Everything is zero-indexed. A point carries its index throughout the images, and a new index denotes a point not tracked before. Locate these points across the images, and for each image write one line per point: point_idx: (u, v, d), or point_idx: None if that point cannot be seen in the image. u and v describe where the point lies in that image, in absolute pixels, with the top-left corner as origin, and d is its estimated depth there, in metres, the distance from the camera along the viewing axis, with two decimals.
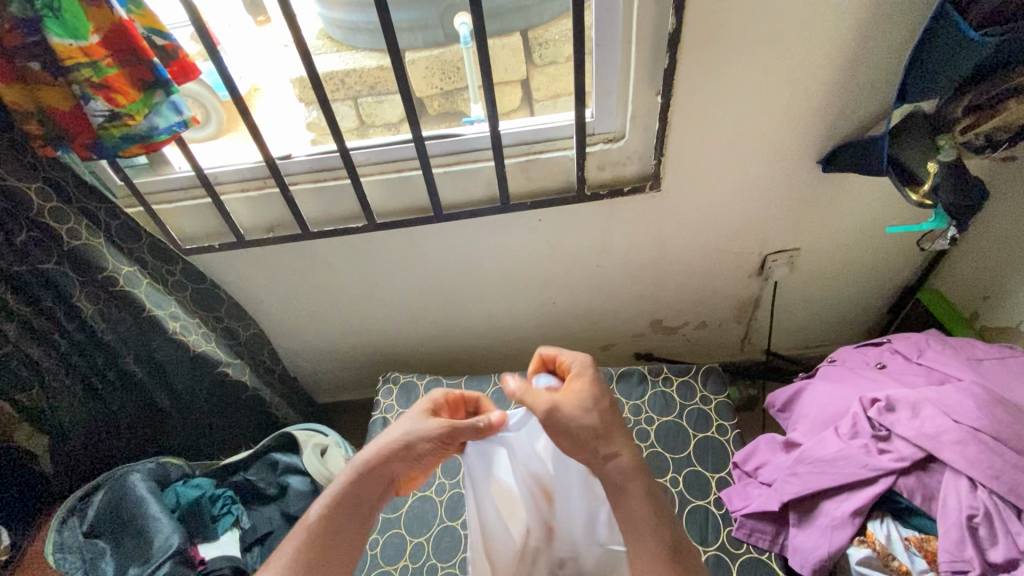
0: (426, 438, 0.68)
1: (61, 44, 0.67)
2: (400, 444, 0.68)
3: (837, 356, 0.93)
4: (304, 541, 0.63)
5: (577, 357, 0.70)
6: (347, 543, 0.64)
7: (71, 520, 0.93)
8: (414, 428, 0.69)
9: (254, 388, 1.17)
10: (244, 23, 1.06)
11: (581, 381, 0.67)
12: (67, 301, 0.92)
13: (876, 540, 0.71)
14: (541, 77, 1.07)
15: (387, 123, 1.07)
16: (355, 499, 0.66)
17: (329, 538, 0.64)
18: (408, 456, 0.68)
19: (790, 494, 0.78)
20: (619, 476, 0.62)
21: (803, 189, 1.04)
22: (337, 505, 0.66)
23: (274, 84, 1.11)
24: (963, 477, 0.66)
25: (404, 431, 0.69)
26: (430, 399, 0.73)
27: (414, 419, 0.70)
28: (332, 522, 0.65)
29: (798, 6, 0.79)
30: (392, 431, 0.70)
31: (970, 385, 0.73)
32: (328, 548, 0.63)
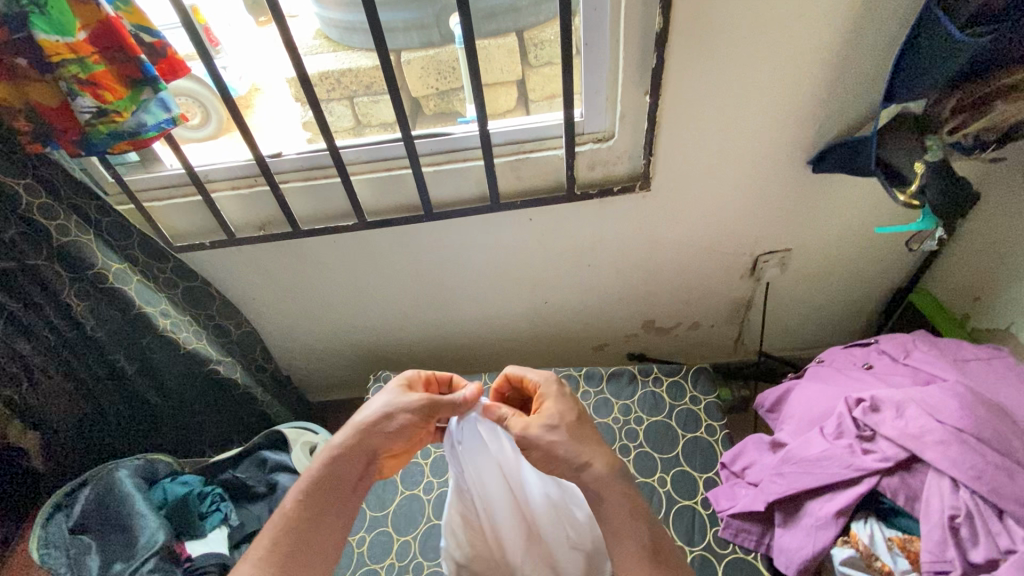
0: (403, 411, 0.71)
1: (48, 40, 0.68)
2: (376, 419, 0.70)
3: (824, 356, 0.93)
4: (283, 527, 0.64)
5: (542, 375, 0.75)
6: (326, 523, 0.65)
7: (57, 515, 0.92)
8: (390, 403, 0.72)
9: (246, 386, 1.16)
10: (245, 23, 1.06)
11: (548, 396, 0.72)
12: (56, 297, 0.92)
13: (859, 540, 0.71)
14: (538, 77, 1.06)
15: (384, 123, 1.08)
16: (334, 478, 0.67)
17: (310, 518, 0.65)
18: (385, 431, 0.70)
19: (775, 494, 0.78)
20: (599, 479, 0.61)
21: (793, 189, 1.04)
22: (317, 485, 0.67)
23: (274, 84, 1.12)
24: (946, 477, 0.66)
25: (380, 406, 0.71)
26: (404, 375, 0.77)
27: (390, 396, 0.73)
28: (309, 504, 0.65)
29: (786, 7, 0.80)
30: (367, 408, 0.72)
31: (954, 386, 0.73)
32: (310, 530, 0.64)
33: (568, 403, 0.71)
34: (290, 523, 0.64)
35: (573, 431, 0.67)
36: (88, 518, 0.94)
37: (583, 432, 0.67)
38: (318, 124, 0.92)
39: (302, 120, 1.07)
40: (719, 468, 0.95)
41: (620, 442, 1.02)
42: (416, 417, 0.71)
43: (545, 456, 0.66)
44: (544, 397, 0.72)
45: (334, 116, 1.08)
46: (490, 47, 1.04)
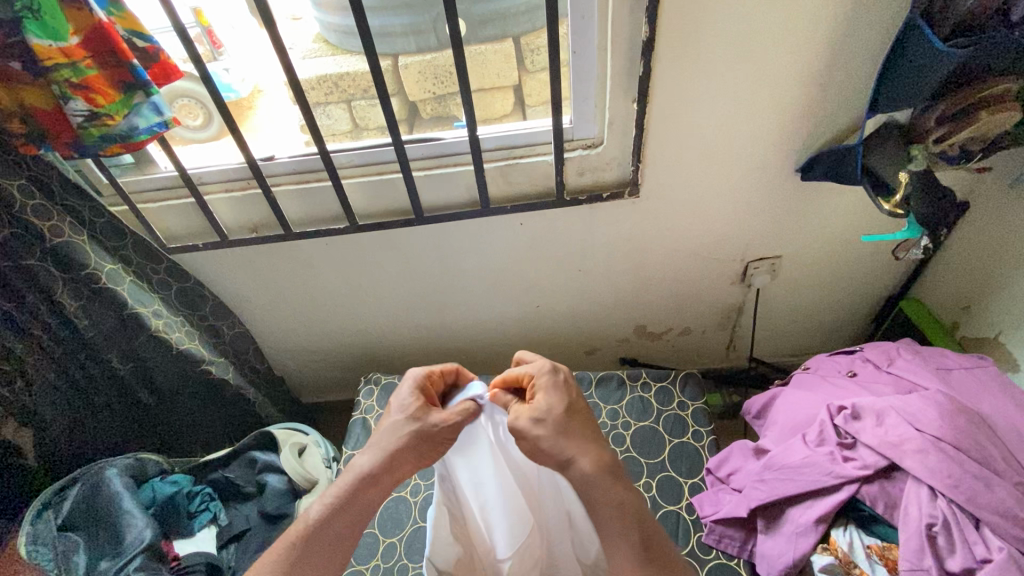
0: (431, 435, 0.67)
1: (42, 45, 0.69)
2: (405, 443, 0.66)
3: (810, 363, 0.93)
4: (301, 554, 0.62)
5: (537, 363, 0.70)
6: (346, 546, 0.64)
7: (46, 513, 0.92)
8: (418, 425, 0.67)
9: (238, 386, 1.18)
10: (247, 25, 1.04)
11: (541, 386, 0.68)
12: (49, 296, 0.93)
13: (839, 548, 0.71)
14: (534, 82, 1.05)
15: (381, 127, 1.09)
16: (356, 502, 0.65)
17: (327, 546, 0.62)
18: (414, 454, 0.67)
19: (757, 501, 0.78)
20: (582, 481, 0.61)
21: (782, 197, 1.05)
22: (338, 512, 0.64)
23: (276, 87, 1.10)
24: (924, 486, 0.67)
25: (410, 429, 0.67)
26: (418, 384, 0.71)
27: (417, 419, 0.67)
28: (331, 528, 0.63)
29: (772, 18, 0.80)
30: (394, 430, 0.67)
31: (934, 394, 0.73)
32: (327, 554, 0.62)
33: (562, 393, 0.67)
34: (310, 549, 0.62)
35: (559, 424, 0.64)
36: (75, 516, 0.94)
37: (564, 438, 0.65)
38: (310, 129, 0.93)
39: (298, 122, 1.07)
40: (704, 473, 0.95)
41: None
42: (441, 441, 0.68)
43: (531, 450, 0.65)
44: (537, 387, 0.68)
45: (332, 119, 1.10)
46: (486, 53, 1.03)
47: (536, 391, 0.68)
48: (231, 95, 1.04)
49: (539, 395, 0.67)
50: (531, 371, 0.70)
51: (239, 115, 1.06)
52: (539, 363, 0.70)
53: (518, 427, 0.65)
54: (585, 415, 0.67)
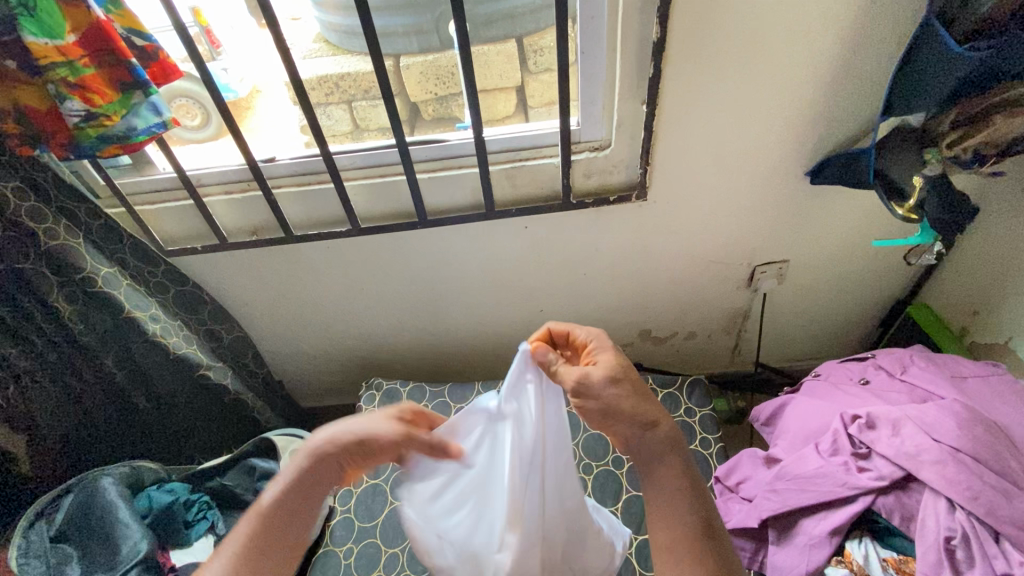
0: (381, 436, 0.63)
1: (36, 43, 0.67)
2: (359, 444, 0.63)
3: (821, 370, 0.92)
4: (251, 528, 0.60)
5: (587, 331, 0.69)
6: (285, 541, 0.60)
7: (38, 524, 0.90)
8: (372, 426, 0.64)
9: (237, 392, 1.16)
10: (245, 25, 1.02)
11: (598, 351, 0.67)
12: (44, 300, 0.91)
13: (854, 560, 0.70)
14: (537, 84, 1.05)
15: (382, 128, 1.08)
16: (309, 491, 0.63)
17: (279, 525, 0.61)
18: (364, 457, 0.64)
19: (769, 511, 0.76)
20: (656, 443, 0.62)
21: (790, 201, 1.03)
22: (291, 494, 0.62)
23: (275, 86, 1.09)
24: (942, 498, 0.65)
25: (365, 428, 0.64)
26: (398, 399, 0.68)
27: (376, 420, 0.65)
28: (277, 519, 0.61)
29: (784, 19, 0.79)
30: (355, 423, 0.64)
31: (951, 404, 0.71)
32: (279, 532, 0.60)
33: (618, 356, 0.67)
34: (264, 524, 0.60)
35: (633, 382, 0.64)
36: (70, 526, 0.92)
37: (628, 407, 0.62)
38: (312, 131, 0.91)
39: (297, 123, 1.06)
40: (713, 483, 0.94)
41: None
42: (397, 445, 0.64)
43: (602, 409, 0.62)
44: (594, 351, 0.67)
45: (333, 120, 1.08)
46: (489, 53, 1.02)
47: (593, 355, 0.67)
48: (231, 95, 1.03)
49: (598, 359, 0.66)
50: (586, 338, 0.69)
51: (238, 115, 1.04)
52: (596, 330, 0.69)
53: (589, 380, 0.63)
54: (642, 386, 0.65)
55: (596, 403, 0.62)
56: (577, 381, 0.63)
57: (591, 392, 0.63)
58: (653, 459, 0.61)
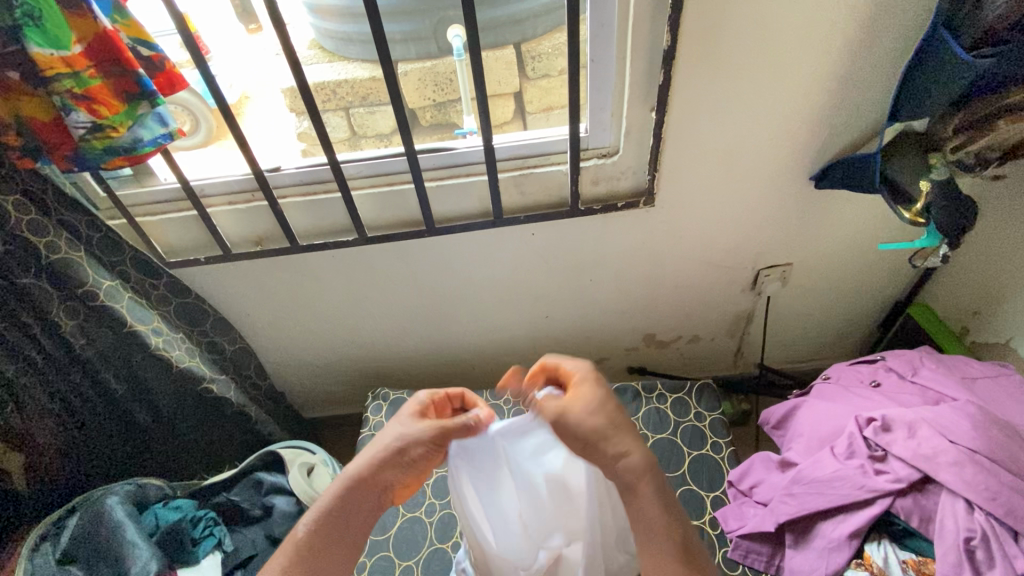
0: (412, 440, 0.66)
1: (42, 53, 0.65)
2: (395, 452, 0.65)
3: (830, 372, 0.93)
4: (293, 562, 0.60)
5: (576, 362, 0.68)
6: (333, 566, 0.61)
7: (43, 546, 0.87)
8: (405, 434, 0.66)
9: (239, 404, 1.14)
10: (234, 31, 1.08)
11: (583, 383, 0.65)
12: (44, 316, 0.88)
13: (873, 563, 0.70)
14: (534, 90, 1.09)
15: (379, 134, 1.13)
16: (349, 510, 0.63)
17: (323, 551, 0.61)
18: (399, 466, 0.65)
19: (786, 515, 0.77)
20: (627, 473, 0.59)
21: (794, 205, 1.04)
22: (331, 518, 0.62)
23: (264, 93, 1.14)
24: (960, 498, 0.66)
25: (397, 437, 0.66)
26: (417, 400, 0.72)
27: (405, 424, 0.68)
28: (319, 544, 0.61)
29: (792, 26, 0.80)
30: (385, 437, 0.67)
31: (965, 405, 0.72)
32: (325, 557, 0.61)
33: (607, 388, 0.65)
34: (305, 556, 0.60)
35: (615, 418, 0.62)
36: (76, 548, 0.89)
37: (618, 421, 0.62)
38: (319, 140, 0.90)
39: (296, 130, 1.09)
40: (726, 487, 0.94)
41: None
42: (430, 448, 0.67)
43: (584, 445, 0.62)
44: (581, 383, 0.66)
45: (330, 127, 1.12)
46: (488, 60, 1.06)
47: (577, 387, 0.65)
48: (217, 101, 0.99)
49: (581, 391, 0.64)
50: (574, 368, 0.68)
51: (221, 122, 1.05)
52: (584, 360, 0.68)
53: (568, 420, 0.62)
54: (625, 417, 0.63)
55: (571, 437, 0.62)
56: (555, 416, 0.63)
57: (568, 429, 0.63)
58: (628, 488, 0.60)
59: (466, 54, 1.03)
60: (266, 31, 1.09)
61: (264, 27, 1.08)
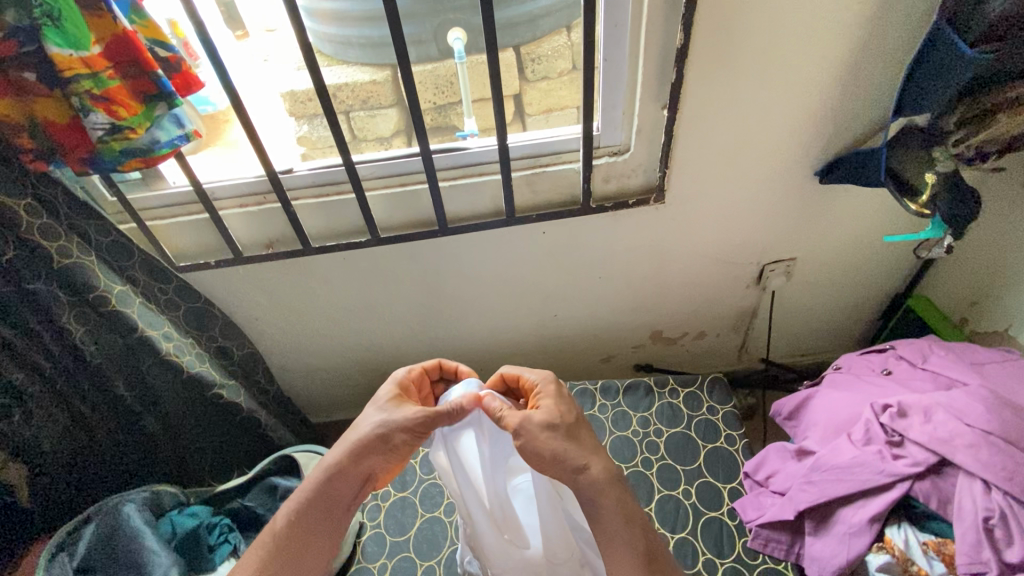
0: (391, 426, 0.67)
1: (60, 54, 0.64)
2: (373, 439, 0.67)
3: (841, 363, 0.96)
4: (274, 543, 0.66)
5: (538, 375, 0.72)
6: (312, 546, 0.67)
7: (59, 556, 0.85)
8: (383, 421, 0.68)
9: (249, 410, 1.12)
10: (224, 36, 1.05)
11: (544, 396, 0.69)
12: (54, 322, 0.87)
13: (894, 546, 0.72)
14: (534, 91, 1.11)
15: (380, 137, 1.12)
16: (326, 497, 0.67)
17: (301, 534, 0.67)
18: (378, 450, 0.68)
19: (806, 503, 0.78)
20: (592, 486, 0.63)
21: (800, 200, 1.07)
22: (309, 504, 0.67)
23: (260, 98, 1.08)
24: (977, 480, 0.68)
25: (375, 426, 0.68)
26: (396, 382, 0.73)
27: (383, 411, 0.69)
28: (298, 529, 0.67)
29: (799, 26, 0.82)
30: (362, 423, 0.69)
31: (978, 389, 0.75)
32: (305, 538, 0.66)
33: (565, 404, 0.69)
34: (283, 539, 0.66)
35: (571, 432, 0.66)
36: (93, 557, 0.88)
37: (579, 433, 0.66)
38: (336, 142, 0.90)
39: (296, 135, 1.08)
40: (742, 478, 0.95)
41: (642, 455, 1.02)
42: (411, 434, 0.68)
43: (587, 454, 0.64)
44: (542, 396, 0.69)
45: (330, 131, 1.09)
46: None
47: (538, 399, 0.69)
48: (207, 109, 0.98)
49: (542, 403, 0.68)
50: (536, 380, 0.72)
51: (218, 127, 1.04)
52: (545, 372, 0.73)
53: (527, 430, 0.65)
54: (586, 430, 0.67)
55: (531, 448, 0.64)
56: (519, 424, 0.65)
57: (527, 436, 0.65)
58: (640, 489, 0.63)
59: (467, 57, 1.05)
60: (255, 36, 1.11)
61: (251, 33, 1.10)
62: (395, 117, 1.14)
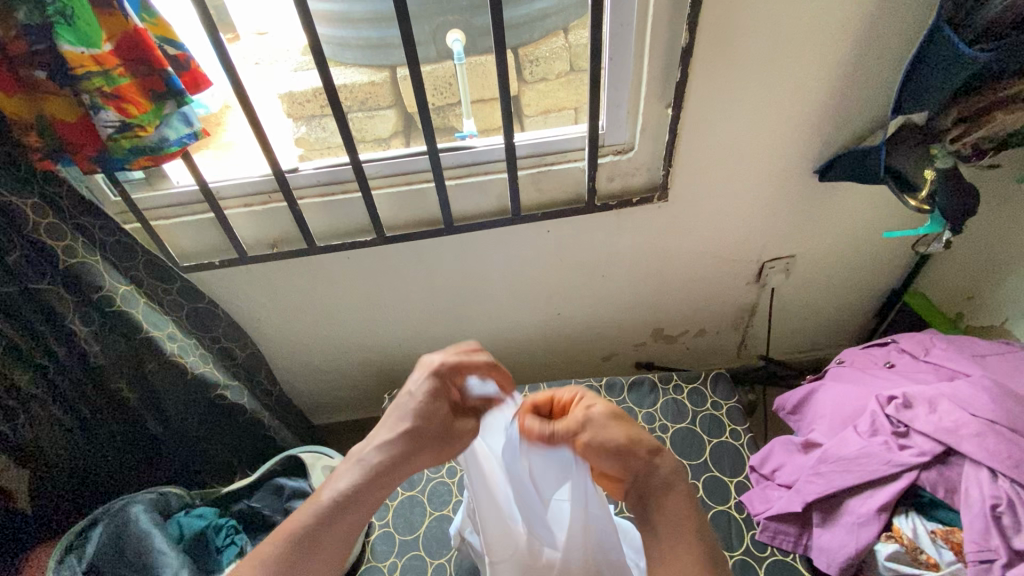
0: (434, 429, 0.66)
1: (73, 52, 0.64)
2: (422, 445, 0.65)
3: (844, 357, 0.98)
4: (299, 543, 0.58)
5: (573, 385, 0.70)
6: (334, 551, 0.59)
7: (69, 558, 0.85)
8: (433, 429, 0.66)
9: (254, 411, 1.10)
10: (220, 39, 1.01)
11: (590, 397, 0.66)
12: (58, 323, 0.86)
13: (903, 535, 0.73)
14: (533, 92, 1.11)
15: (379, 138, 1.12)
16: (358, 497, 0.61)
17: (329, 536, 0.59)
18: (419, 454, 0.64)
19: (814, 494, 0.80)
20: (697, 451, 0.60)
21: (801, 197, 1.08)
22: (341, 505, 0.60)
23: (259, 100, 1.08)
24: (984, 468, 0.69)
25: (425, 433, 0.65)
26: (440, 381, 0.68)
27: (432, 417, 0.66)
28: (326, 528, 0.59)
29: (802, 25, 0.83)
30: (409, 428, 0.65)
31: (981, 379, 0.77)
32: (331, 541, 0.59)
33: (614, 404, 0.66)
34: (309, 539, 0.58)
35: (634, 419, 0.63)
36: (102, 558, 0.87)
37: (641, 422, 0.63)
38: (343, 141, 0.90)
39: (293, 136, 1.09)
40: (748, 472, 0.96)
41: None
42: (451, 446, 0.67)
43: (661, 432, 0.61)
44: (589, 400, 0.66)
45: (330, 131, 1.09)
46: (486, 64, 1.09)
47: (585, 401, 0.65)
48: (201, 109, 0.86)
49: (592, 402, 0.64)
50: (573, 390, 0.69)
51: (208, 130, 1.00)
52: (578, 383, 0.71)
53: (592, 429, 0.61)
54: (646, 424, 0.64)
55: (598, 442, 0.60)
56: (581, 420, 0.62)
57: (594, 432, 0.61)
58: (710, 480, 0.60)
59: (466, 58, 1.07)
60: (247, 39, 1.07)
61: (242, 37, 1.06)
62: (393, 118, 1.14)
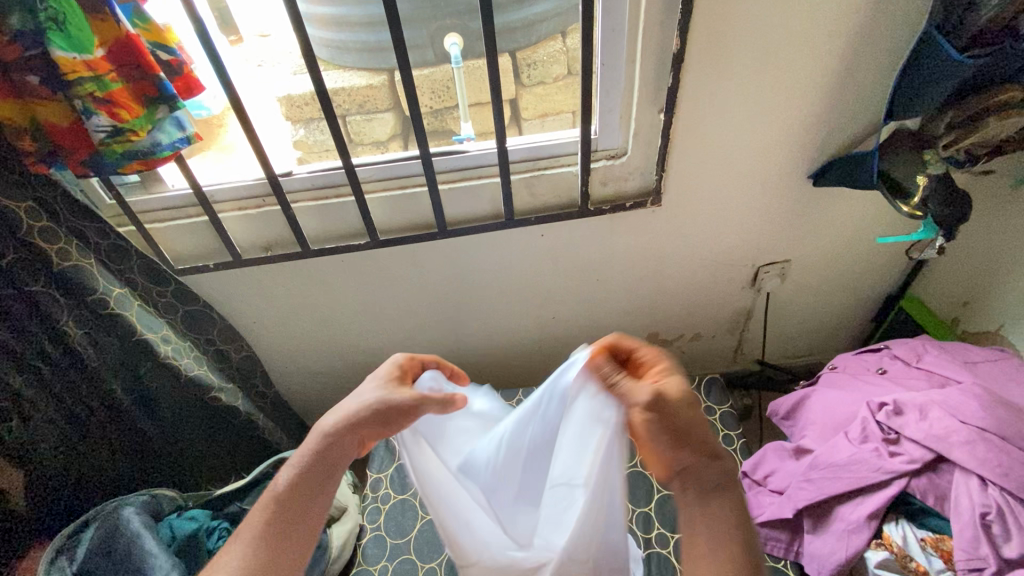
0: (390, 406, 0.64)
1: (64, 57, 0.64)
2: (371, 413, 0.63)
3: (836, 362, 0.97)
4: (269, 512, 0.59)
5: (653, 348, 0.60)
6: (304, 521, 0.59)
7: (59, 560, 0.86)
8: (382, 396, 0.64)
9: (248, 414, 1.12)
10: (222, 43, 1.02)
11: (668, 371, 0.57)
12: (52, 325, 0.86)
13: (893, 542, 0.73)
14: (530, 96, 1.11)
15: (377, 142, 1.13)
16: (320, 466, 0.62)
17: (297, 504, 0.60)
18: (372, 422, 0.63)
19: (805, 501, 0.80)
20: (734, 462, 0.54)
21: (795, 202, 1.08)
22: (305, 474, 0.61)
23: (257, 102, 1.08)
24: (973, 476, 0.69)
25: (375, 399, 0.64)
26: (393, 365, 0.70)
27: (380, 387, 0.66)
28: (293, 496, 0.60)
29: (794, 30, 0.84)
30: (360, 397, 0.65)
31: (971, 387, 0.77)
32: (300, 509, 0.60)
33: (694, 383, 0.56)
34: (279, 507, 0.59)
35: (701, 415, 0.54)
36: (93, 561, 0.87)
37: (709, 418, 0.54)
38: (336, 145, 0.91)
39: (292, 139, 1.09)
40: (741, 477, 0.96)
41: None
42: (403, 411, 0.64)
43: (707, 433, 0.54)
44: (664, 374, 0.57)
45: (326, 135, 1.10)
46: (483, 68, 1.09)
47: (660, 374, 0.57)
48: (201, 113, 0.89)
49: (666, 378, 0.56)
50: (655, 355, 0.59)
51: (211, 132, 1.02)
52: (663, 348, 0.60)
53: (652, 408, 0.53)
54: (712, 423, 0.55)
55: (657, 422, 0.53)
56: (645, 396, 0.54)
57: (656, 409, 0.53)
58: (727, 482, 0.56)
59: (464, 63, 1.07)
60: (250, 41, 1.07)
61: (245, 39, 1.06)
62: (391, 121, 1.15)
